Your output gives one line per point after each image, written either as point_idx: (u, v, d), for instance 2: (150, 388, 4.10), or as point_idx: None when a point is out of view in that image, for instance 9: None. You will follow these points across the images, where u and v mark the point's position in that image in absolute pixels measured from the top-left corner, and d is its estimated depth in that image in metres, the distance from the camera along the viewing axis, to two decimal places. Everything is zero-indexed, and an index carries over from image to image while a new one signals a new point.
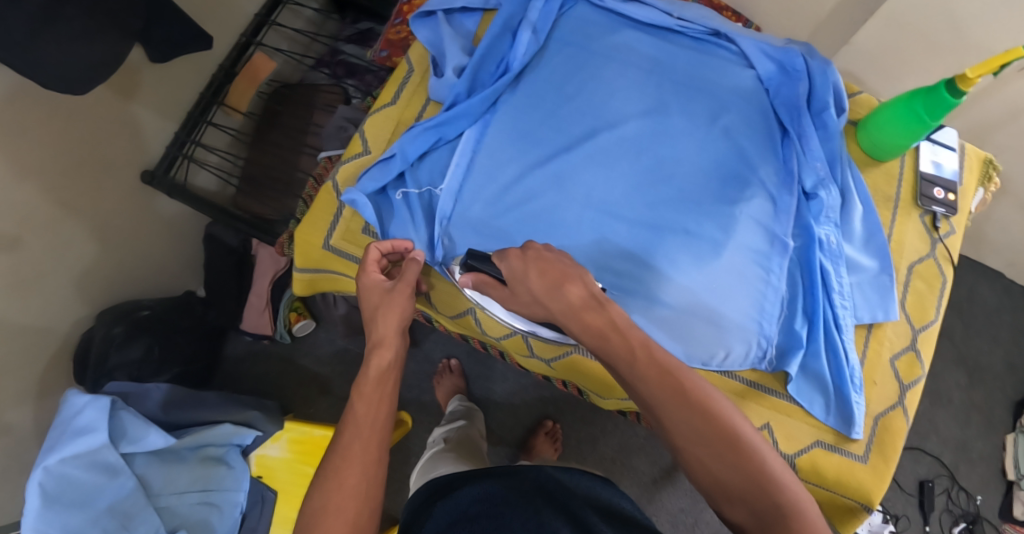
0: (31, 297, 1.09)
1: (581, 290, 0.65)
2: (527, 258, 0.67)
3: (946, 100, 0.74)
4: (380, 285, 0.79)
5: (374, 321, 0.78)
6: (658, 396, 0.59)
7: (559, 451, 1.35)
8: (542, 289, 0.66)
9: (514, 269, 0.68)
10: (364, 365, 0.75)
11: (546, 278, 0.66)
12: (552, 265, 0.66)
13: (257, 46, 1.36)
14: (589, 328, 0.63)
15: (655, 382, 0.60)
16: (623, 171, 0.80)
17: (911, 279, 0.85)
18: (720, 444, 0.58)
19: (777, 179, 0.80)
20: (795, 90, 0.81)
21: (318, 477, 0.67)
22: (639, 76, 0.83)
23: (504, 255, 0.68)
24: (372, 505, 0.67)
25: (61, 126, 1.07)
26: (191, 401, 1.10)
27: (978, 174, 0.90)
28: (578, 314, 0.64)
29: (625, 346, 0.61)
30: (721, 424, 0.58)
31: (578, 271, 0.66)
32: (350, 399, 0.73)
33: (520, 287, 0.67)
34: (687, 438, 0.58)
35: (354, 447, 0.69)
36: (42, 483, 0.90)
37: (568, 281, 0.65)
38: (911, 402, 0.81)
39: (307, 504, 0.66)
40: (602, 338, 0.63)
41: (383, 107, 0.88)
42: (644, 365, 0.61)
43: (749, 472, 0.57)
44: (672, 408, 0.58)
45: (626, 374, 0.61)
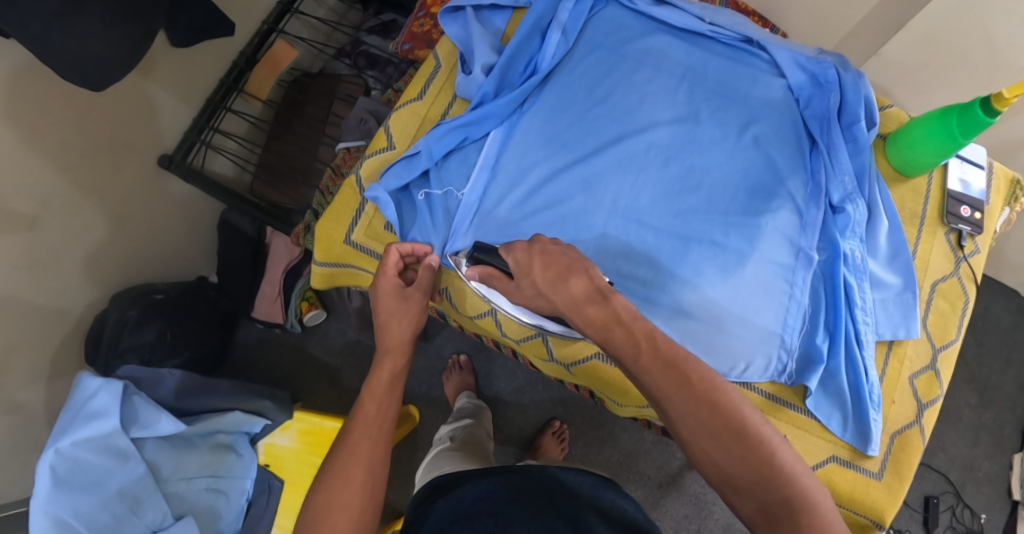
0: (47, 278, 1.10)
1: (586, 284, 0.63)
2: (532, 251, 0.66)
3: (980, 119, 0.73)
4: (397, 290, 0.78)
5: (385, 326, 0.79)
6: (662, 388, 0.59)
7: (565, 451, 1.36)
8: (545, 282, 0.65)
9: (519, 262, 0.67)
10: (376, 367, 0.79)
11: (550, 271, 0.65)
12: (556, 260, 0.65)
13: (278, 33, 1.35)
14: (592, 322, 0.63)
15: (659, 373, 0.59)
16: (650, 178, 0.79)
17: (933, 298, 0.85)
18: (726, 437, 0.57)
19: (805, 191, 0.79)
20: (826, 102, 0.80)
21: (324, 473, 0.71)
22: (669, 82, 0.82)
23: (509, 248, 0.67)
24: (376, 500, 0.72)
25: (82, 109, 1.07)
26: (205, 389, 1.10)
27: (1005, 194, 0.89)
28: (581, 308, 0.63)
29: (629, 339, 0.61)
30: (726, 416, 0.58)
31: (581, 264, 0.64)
32: (360, 397, 0.77)
33: (524, 280, 0.66)
34: (691, 431, 0.58)
35: (362, 445, 0.73)
36: (53, 465, 0.91)
37: (572, 274, 0.64)
38: (928, 421, 0.81)
39: (313, 497, 0.70)
40: (606, 332, 0.62)
41: (409, 103, 0.87)
42: (648, 355, 0.60)
43: (756, 464, 0.57)
44: (677, 400, 0.58)
45: (631, 365, 0.61)
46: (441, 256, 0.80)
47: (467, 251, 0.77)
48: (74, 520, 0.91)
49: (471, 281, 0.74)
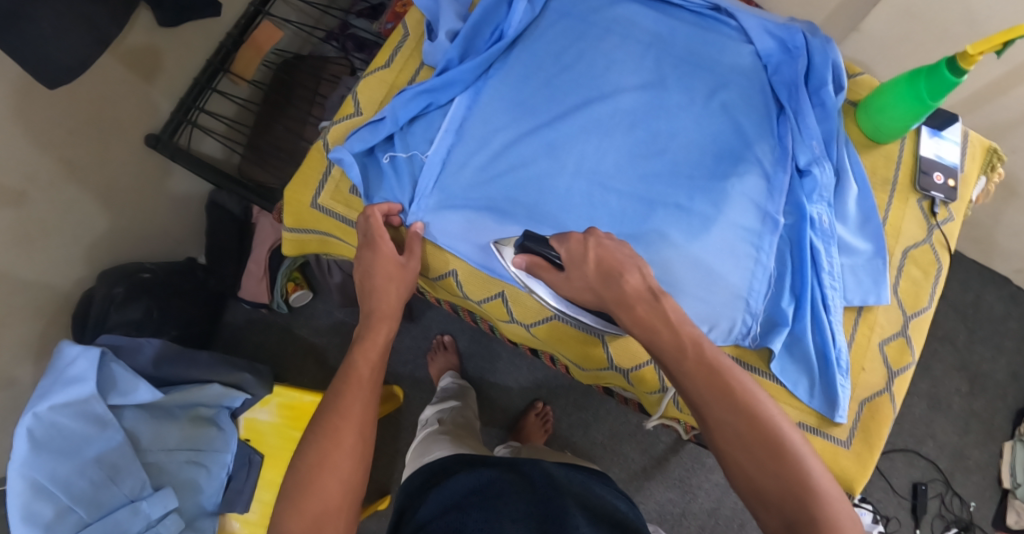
0: (38, 253, 1.12)
1: (639, 281, 0.64)
2: (587, 243, 0.66)
3: (948, 80, 0.73)
4: (396, 256, 0.79)
5: (373, 294, 0.80)
6: (703, 396, 0.59)
7: (548, 432, 1.37)
8: (596, 277, 0.65)
9: (573, 252, 0.66)
10: (364, 332, 0.80)
11: (602, 267, 0.65)
12: (611, 255, 0.65)
13: (265, 15, 1.36)
14: (640, 321, 0.62)
15: (701, 379, 0.59)
16: (615, 142, 0.79)
17: (905, 265, 0.84)
18: (761, 451, 0.57)
19: (773, 156, 0.79)
20: (795, 68, 0.80)
21: (314, 432, 0.72)
22: (637, 50, 0.82)
23: (564, 238, 0.67)
24: (365, 465, 0.73)
25: (74, 88, 1.09)
26: (182, 358, 1.10)
27: (981, 162, 0.89)
28: (630, 306, 0.63)
29: (675, 341, 0.61)
30: (765, 432, 0.58)
31: (634, 261, 0.65)
32: (350, 354, 0.79)
33: (575, 272, 0.66)
34: (727, 441, 0.58)
35: (353, 408, 0.74)
36: (31, 429, 0.91)
37: (625, 271, 0.64)
38: (899, 389, 0.80)
39: (301, 457, 0.71)
40: (653, 333, 0.62)
41: (377, 71, 0.89)
42: (691, 361, 0.60)
43: (787, 480, 0.56)
44: (717, 409, 0.58)
45: (674, 370, 0.61)
46: (436, 236, 0.80)
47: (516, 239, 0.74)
48: (51, 484, 0.91)
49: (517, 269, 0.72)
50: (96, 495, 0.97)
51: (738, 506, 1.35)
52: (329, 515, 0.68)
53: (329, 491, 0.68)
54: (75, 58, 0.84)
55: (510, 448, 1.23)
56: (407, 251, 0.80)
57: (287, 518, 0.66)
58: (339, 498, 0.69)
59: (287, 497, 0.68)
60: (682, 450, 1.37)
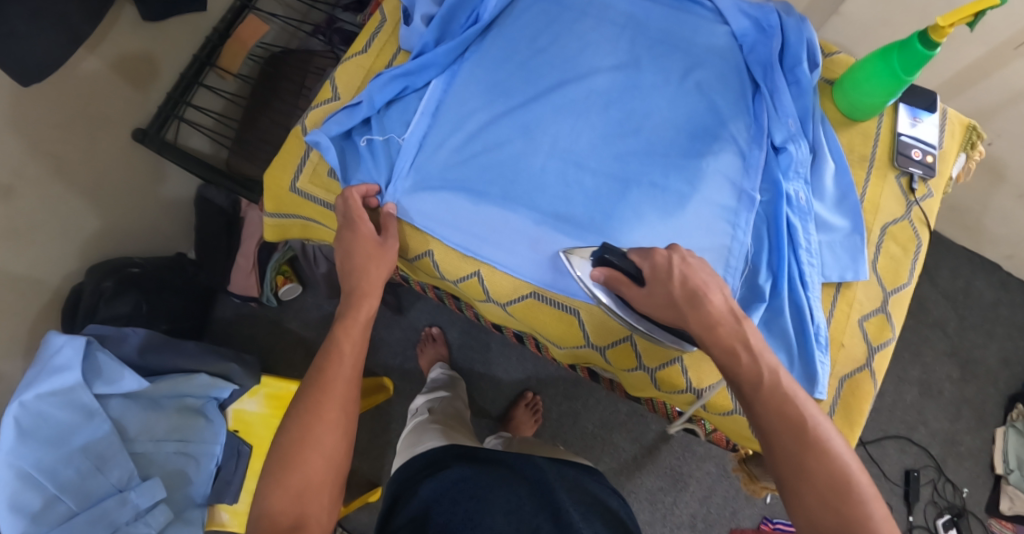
0: (26, 246, 1.12)
1: (722, 302, 0.63)
2: (671, 259, 0.65)
3: (920, 54, 0.73)
4: (373, 237, 0.79)
5: (353, 272, 0.79)
6: (774, 424, 0.59)
7: (537, 423, 1.37)
8: (682, 295, 0.63)
9: (657, 267, 0.65)
10: (351, 308, 0.79)
11: (689, 286, 0.63)
12: (696, 274, 0.64)
13: (251, 10, 1.37)
14: (721, 343, 0.61)
15: (772, 408, 0.59)
16: (590, 121, 0.80)
17: (884, 241, 0.85)
18: (827, 489, 0.56)
19: (747, 134, 0.80)
20: (769, 47, 0.82)
21: (296, 408, 0.73)
22: (613, 31, 0.84)
23: (649, 252, 0.65)
24: (349, 438, 0.74)
25: (60, 84, 1.09)
26: (168, 346, 1.10)
27: (960, 139, 0.89)
28: (714, 329, 0.61)
29: (754, 369, 0.60)
30: (833, 471, 0.57)
31: (716, 281, 0.64)
32: (334, 333, 0.78)
33: (660, 288, 0.64)
34: (793, 474, 0.57)
35: (335, 384, 0.75)
36: (17, 418, 0.91)
37: (711, 291, 0.63)
38: (879, 366, 0.80)
39: (283, 431, 0.73)
40: (732, 356, 0.61)
41: (355, 56, 0.90)
42: (767, 388, 0.59)
43: (850, 522, 0.55)
44: (786, 440, 0.58)
45: (748, 395, 0.60)
46: (413, 218, 0.81)
47: (585, 252, 0.73)
48: (37, 473, 0.92)
49: (594, 285, 0.70)
50: (84, 484, 0.97)
51: (730, 494, 1.35)
52: (312, 490, 0.70)
53: (312, 467, 0.70)
54: (55, 45, 0.84)
55: (501, 439, 1.22)
56: (383, 230, 0.80)
57: (271, 493, 0.69)
58: (322, 473, 0.71)
59: (271, 470, 0.70)
60: (673, 439, 1.37)
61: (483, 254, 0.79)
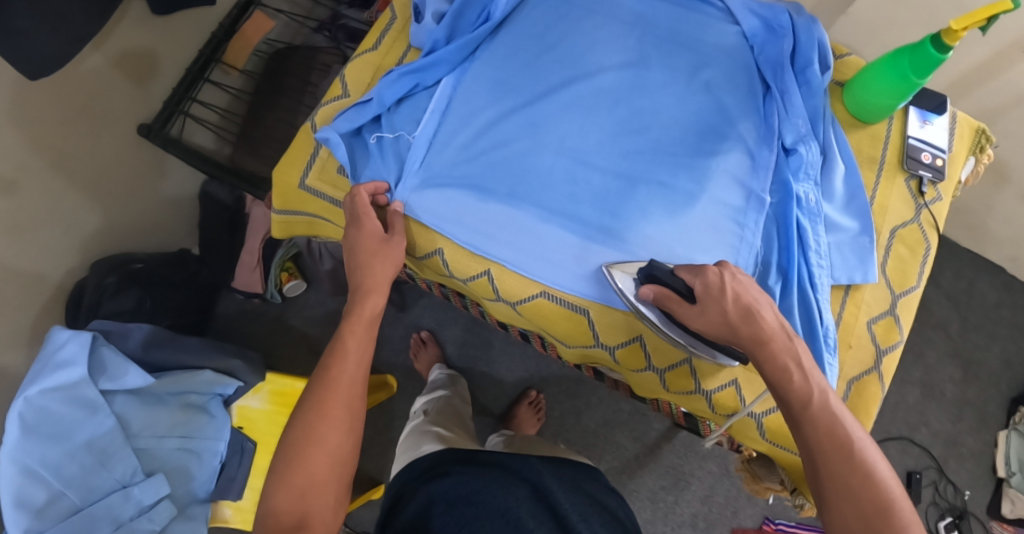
0: (29, 241, 1.12)
1: (773, 318, 0.62)
2: (722, 275, 0.63)
3: (933, 57, 0.73)
4: (379, 234, 0.78)
5: (360, 269, 0.78)
6: (821, 443, 0.59)
7: (540, 421, 1.37)
8: (735, 313, 0.62)
9: (709, 284, 0.63)
10: (357, 305, 0.78)
11: (742, 304, 0.62)
12: (747, 292, 0.63)
13: (257, 6, 1.36)
14: (775, 361, 0.60)
15: (821, 427, 0.59)
16: (598, 120, 0.79)
17: (892, 244, 0.84)
18: (871, 511, 0.56)
19: (756, 134, 0.80)
20: (780, 47, 0.81)
21: (301, 406, 0.73)
22: (621, 29, 0.83)
23: (703, 269, 0.63)
24: (354, 437, 0.74)
25: (64, 79, 1.08)
26: (172, 343, 1.10)
27: (969, 143, 0.89)
28: (768, 346, 0.61)
29: (806, 389, 0.60)
30: (877, 494, 0.57)
31: (765, 298, 0.64)
32: (340, 331, 0.77)
33: (714, 306, 0.62)
34: (839, 494, 0.57)
35: (340, 382, 0.74)
36: (21, 414, 0.91)
37: (762, 308, 0.62)
38: (887, 368, 0.80)
39: (290, 430, 0.73)
40: (784, 373, 0.60)
41: (364, 53, 0.89)
42: (816, 408, 0.59)
43: None
44: (833, 460, 0.58)
45: (795, 413, 0.60)
46: (422, 216, 0.80)
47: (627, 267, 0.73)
48: (42, 469, 0.92)
49: (642, 302, 0.69)
50: (87, 480, 0.97)
51: (731, 493, 1.35)
52: (317, 488, 0.70)
53: (316, 465, 0.70)
54: (63, 39, 0.83)
55: (504, 437, 1.22)
56: (389, 227, 0.80)
57: (276, 491, 0.70)
58: (326, 471, 0.71)
59: (276, 468, 0.71)
60: (675, 438, 1.38)
61: (492, 254, 0.79)
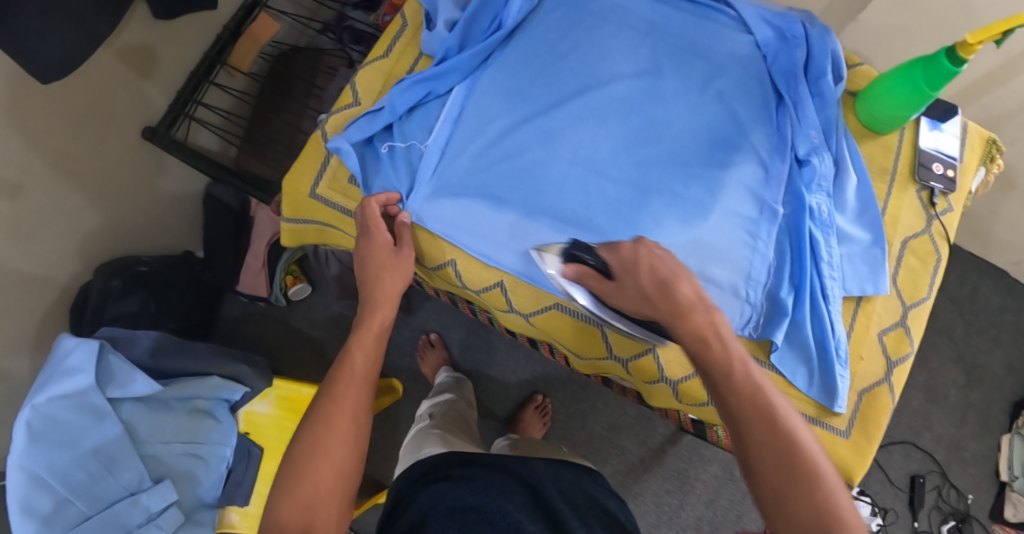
0: (33, 245, 1.11)
1: (692, 291, 0.62)
2: (638, 252, 0.65)
3: (947, 69, 0.73)
4: (389, 247, 0.79)
5: (370, 281, 0.79)
6: (743, 414, 0.57)
7: (546, 425, 1.37)
8: (650, 287, 0.63)
9: (625, 260, 0.65)
10: (363, 319, 0.80)
11: (657, 277, 0.63)
12: (664, 265, 0.64)
13: (262, 7, 1.34)
14: (694, 331, 0.60)
15: (744, 396, 0.57)
16: (611, 129, 0.79)
17: (904, 255, 0.84)
18: (800, 479, 0.55)
19: (769, 145, 0.79)
20: (793, 57, 0.81)
21: (308, 419, 0.73)
22: (634, 37, 0.83)
23: (616, 246, 0.66)
24: (360, 451, 0.73)
25: (68, 85, 1.07)
26: (180, 349, 1.10)
27: (980, 153, 0.89)
28: (685, 316, 0.61)
29: (726, 357, 0.59)
30: (805, 461, 0.55)
31: (685, 272, 0.64)
32: (348, 345, 0.78)
33: (631, 281, 0.64)
34: (767, 465, 0.56)
35: (347, 394, 0.74)
36: (28, 421, 0.91)
37: (679, 281, 0.62)
38: (897, 379, 0.81)
39: (295, 443, 0.72)
40: (703, 344, 0.60)
41: (375, 60, 0.89)
42: (738, 377, 0.58)
43: (826, 514, 0.54)
44: (758, 429, 0.56)
45: (719, 384, 0.59)
46: (433, 225, 0.80)
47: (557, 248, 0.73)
48: (49, 476, 0.92)
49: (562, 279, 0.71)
50: (95, 487, 0.97)
51: (736, 497, 1.35)
52: (320, 500, 0.69)
53: (321, 477, 0.69)
54: (69, 46, 0.82)
55: (509, 440, 1.22)
56: (397, 239, 0.80)
57: (280, 502, 0.68)
58: (331, 484, 0.70)
59: (280, 481, 0.70)
60: (680, 442, 1.38)
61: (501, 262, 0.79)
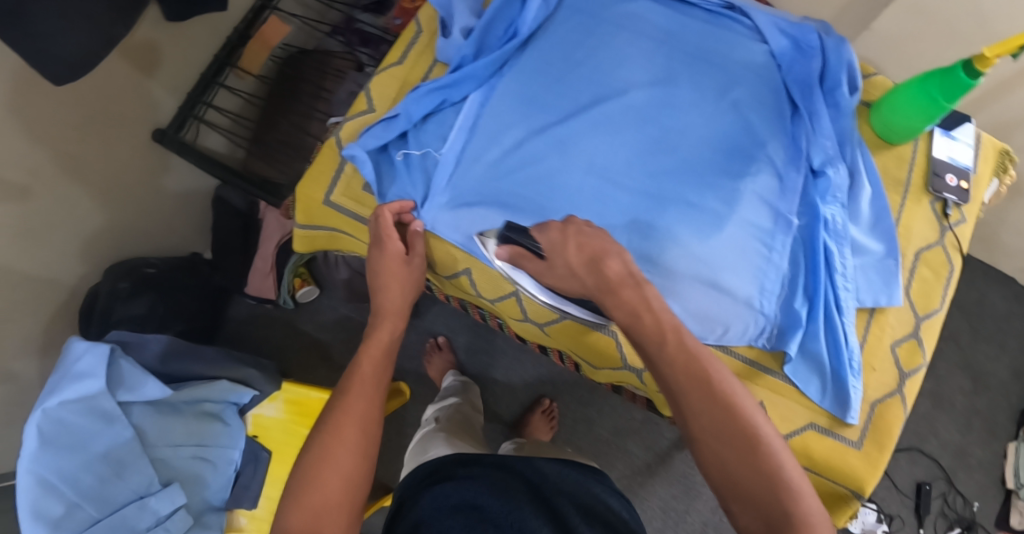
0: (41, 247, 1.10)
1: (621, 267, 0.64)
2: (567, 231, 0.67)
3: (963, 82, 0.72)
4: (400, 256, 0.79)
5: (378, 291, 0.82)
6: (679, 384, 0.58)
7: (554, 429, 1.37)
8: (579, 264, 0.65)
9: (553, 241, 0.67)
10: (371, 332, 0.82)
11: (584, 253, 0.65)
12: (593, 242, 0.66)
13: (271, 10, 1.37)
14: (624, 306, 0.62)
15: (677, 365, 0.58)
16: (626, 139, 0.79)
17: (917, 266, 0.84)
18: (738, 443, 0.56)
19: (784, 155, 0.79)
20: (809, 67, 0.81)
21: (317, 430, 0.72)
22: (650, 46, 0.83)
23: (545, 227, 0.68)
24: (369, 462, 0.72)
25: (79, 86, 1.07)
26: (189, 353, 1.11)
27: (993, 164, 0.89)
28: (614, 291, 0.63)
29: (657, 328, 0.61)
30: (742, 423, 0.56)
31: (616, 247, 0.65)
32: (356, 356, 0.80)
33: (559, 260, 0.67)
34: (706, 432, 0.57)
35: (356, 404, 0.74)
36: (39, 426, 0.90)
37: (607, 257, 0.64)
38: (910, 390, 0.81)
39: (304, 453, 0.71)
40: (635, 318, 0.62)
41: (389, 67, 0.89)
42: (672, 347, 0.60)
43: (765, 473, 0.55)
44: (694, 397, 0.57)
45: (653, 355, 0.60)
46: (450, 235, 0.79)
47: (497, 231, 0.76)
48: (60, 481, 0.91)
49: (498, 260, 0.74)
50: (104, 491, 0.96)
51: None
52: (329, 510, 0.66)
53: (331, 487, 0.68)
54: (82, 50, 0.82)
55: (515, 444, 1.22)
56: (409, 247, 0.81)
57: (289, 512, 0.66)
58: (341, 494, 0.68)
59: (289, 491, 0.68)
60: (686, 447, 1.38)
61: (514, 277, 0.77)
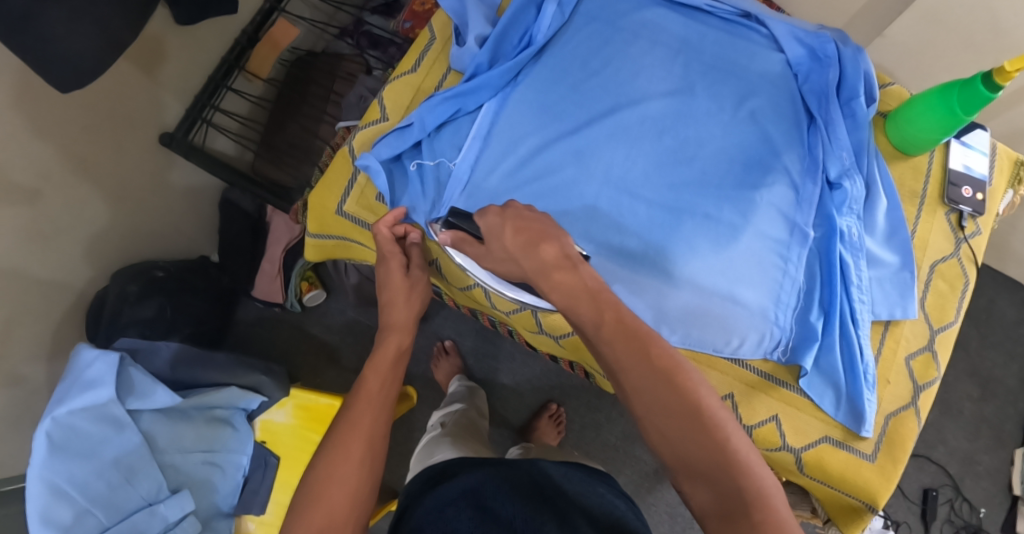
0: (49, 249, 1.09)
1: (556, 250, 0.62)
2: (504, 216, 0.65)
3: (982, 94, 0.72)
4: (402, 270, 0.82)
5: (387, 304, 0.82)
6: (620, 365, 0.57)
7: (561, 434, 1.36)
8: (515, 246, 0.63)
9: (491, 226, 0.66)
10: (378, 346, 0.81)
11: (522, 236, 0.63)
12: (528, 225, 0.64)
13: (280, 12, 1.36)
14: (558, 288, 0.61)
15: (618, 344, 0.57)
16: (643, 149, 0.79)
17: (932, 279, 0.84)
18: (684, 420, 0.55)
19: (801, 166, 0.79)
20: (825, 77, 0.80)
21: (324, 446, 0.72)
22: (666, 55, 0.82)
23: (482, 211, 0.66)
24: (376, 477, 0.72)
25: (88, 88, 1.06)
26: (200, 360, 1.10)
27: (1009, 175, 0.88)
28: (549, 274, 0.61)
29: (594, 311, 0.59)
30: (685, 399, 0.55)
31: (556, 231, 0.63)
32: (362, 372, 0.79)
33: (496, 243, 0.65)
34: (651, 411, 0.56)
35: (364, 419, 0.73)
36: (49, 433, 0.91)
37: (544, 241, 0.62)
38: (923, 404, 0.80)
39: (310, 471, 0.70)
40: (571, 300, 0.60)
41: (404, 75, 0.88)
42: (610, 327, 0.58)
43: (715, 448, 0.54)
44: (635, 375, 0.56)
45: (593, 337, 0.59)
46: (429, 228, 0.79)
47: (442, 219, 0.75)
48: (69, 487, 0.91)
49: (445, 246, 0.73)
50: (113, 498, 0.96)
51: None
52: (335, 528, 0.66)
53: (338, 504, 0.67)
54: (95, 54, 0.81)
55: (523, 448, 1.22)
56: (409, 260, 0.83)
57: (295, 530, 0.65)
58: (347, 511, 0.67)
59: (295, 509, 0.68)
60: None
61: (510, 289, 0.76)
